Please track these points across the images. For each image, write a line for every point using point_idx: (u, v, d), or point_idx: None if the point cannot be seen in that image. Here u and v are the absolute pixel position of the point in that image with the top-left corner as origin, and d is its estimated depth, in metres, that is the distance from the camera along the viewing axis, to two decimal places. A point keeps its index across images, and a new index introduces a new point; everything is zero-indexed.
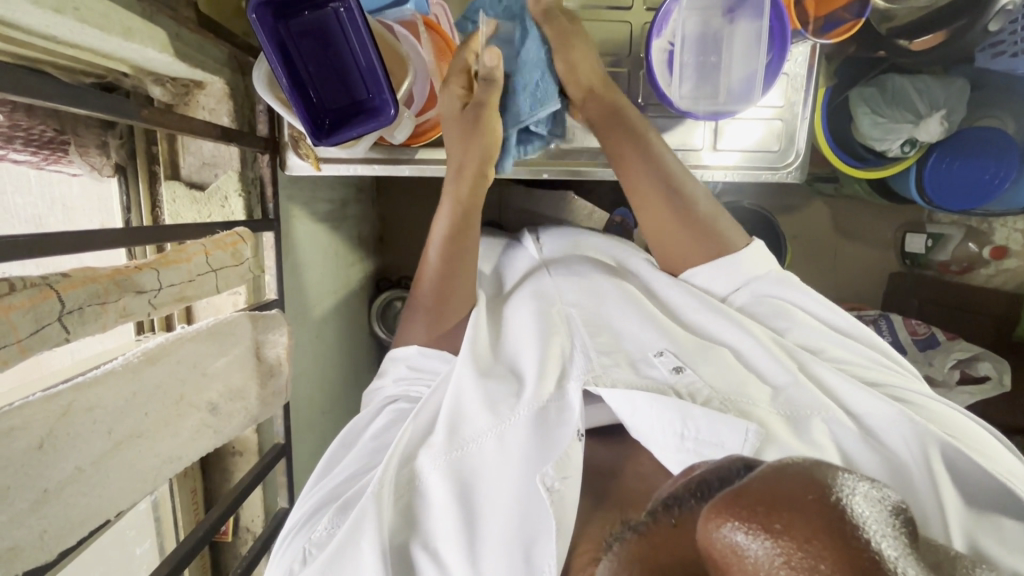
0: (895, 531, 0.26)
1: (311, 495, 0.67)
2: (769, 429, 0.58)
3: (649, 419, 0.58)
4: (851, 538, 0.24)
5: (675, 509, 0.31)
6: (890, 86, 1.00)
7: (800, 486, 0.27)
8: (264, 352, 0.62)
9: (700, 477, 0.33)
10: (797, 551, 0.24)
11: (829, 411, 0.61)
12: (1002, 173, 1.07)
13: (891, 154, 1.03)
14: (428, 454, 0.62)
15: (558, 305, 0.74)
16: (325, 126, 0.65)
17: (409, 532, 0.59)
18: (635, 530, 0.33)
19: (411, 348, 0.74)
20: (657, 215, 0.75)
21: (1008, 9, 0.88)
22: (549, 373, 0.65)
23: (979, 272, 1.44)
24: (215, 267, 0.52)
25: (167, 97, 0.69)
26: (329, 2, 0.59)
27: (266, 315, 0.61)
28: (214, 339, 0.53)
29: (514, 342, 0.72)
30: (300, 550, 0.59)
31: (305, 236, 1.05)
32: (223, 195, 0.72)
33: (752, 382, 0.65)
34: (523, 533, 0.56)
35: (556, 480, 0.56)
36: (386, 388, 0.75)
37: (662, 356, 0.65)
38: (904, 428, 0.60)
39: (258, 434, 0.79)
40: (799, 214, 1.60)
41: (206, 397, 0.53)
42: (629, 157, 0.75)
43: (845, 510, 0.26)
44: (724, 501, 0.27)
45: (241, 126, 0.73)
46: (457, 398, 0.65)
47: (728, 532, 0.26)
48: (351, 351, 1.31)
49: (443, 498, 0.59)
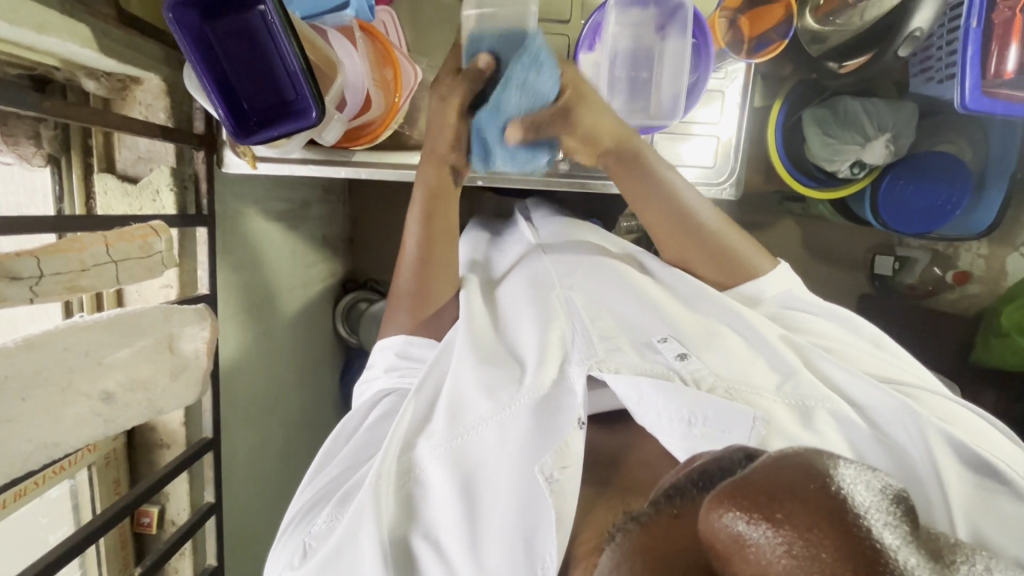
0: (896, 520, 0.26)
1: (311, 484, 0.71)
2: (777, 420, 0.59)
3: (655, 408, 0.59)
4: (852, 526, 0.25)
5: (677, 500, 0.32)
6: (841, 107, 1.03)
7: (803, 475, 0.27)
8: (178, 345, 0.61)
9: (702, 467, 0.33)
10: (798, 539, 0.25)
11: (835, 403, 0.62)
12: (954, 201, 1.09)
13: (841, 176, 1.04)
14: (427, 443, 0.65)
15: (557, 288, 0.75)
16: (248, 125, 0.66)
17: (409, 522, 0.63)
18: (639, 520, 0.33)
19: (396, 339, 0.77)
20: (692, 257, 0.77)
21: (918, 35, 0.84)
22: (550, 360, 0.66)
23: (944, 296, 1.47)
24: (117, 259, 0.52)
25: (103, 91, 0.69)
26: (255, 4, 0.60)
27: (182, 309, 0.62)
28: (114, 329, 0.54)
29: (514, 329, 0.74)
30: (300, 544, 0.65)
31: (260, 233, 1.05)
32: (155, 189, 0.73)
33: (756, 369, 0.65)
34: (527, 523, 0.59)
35: (556, 470, 0.58)
36: (378, 380, 0.76)
37: (666, 341, 0.66)
38: (906, 418, 0.59)
39: (186, 427, 0.80)
40: (770, 232, 1.60)
41: (100, 386, 0.53)
42: (660, 203, 0.75)
43: (845, 500, 0.26)
44: (726, 489, 0.27)
45: (179, 123, 0.74)
46: (458, 389, 0.68)
47: (729, 521, 0.26)
48: (311, 350, 1.31)
49: (443, 486, 0.62)
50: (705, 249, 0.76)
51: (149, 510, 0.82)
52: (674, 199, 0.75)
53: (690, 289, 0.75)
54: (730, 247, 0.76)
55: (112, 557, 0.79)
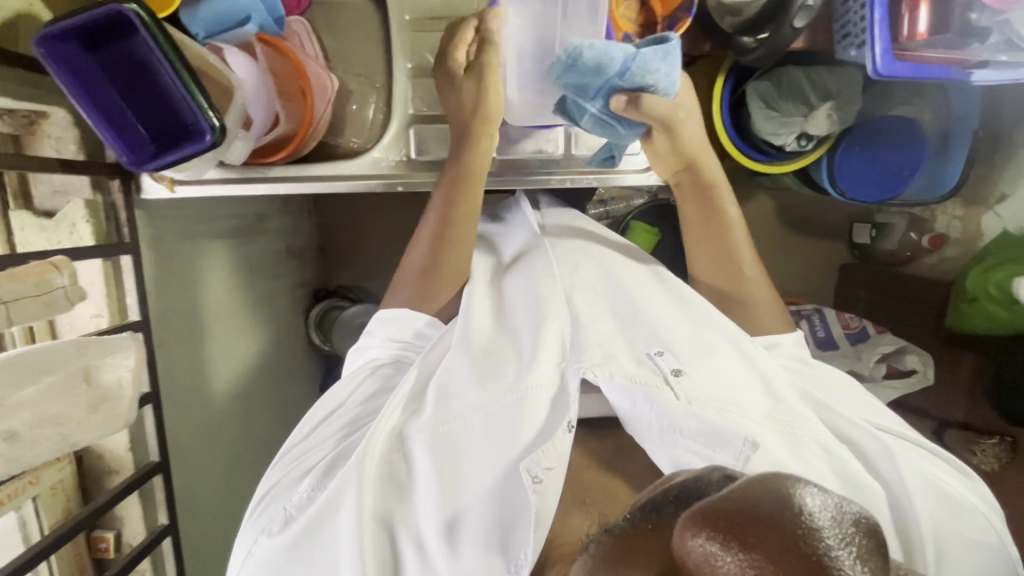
0: (850, 538, 0.29)
1: (284, 462, 0.72)
2: (766, 446, 0.62)
3: (648, 423, 0.63)
4: (807, 546, 0.28)
5: (653, 515, 0.35)
6: (783, 79, 1.01)
7: (768, 499, 0.30)
8: (96, 376, 0.64)
9: (680, 486, 0.37)
10: (762, 561, 0.28)
11: (823, 430, 0.66)
12: (910, 167, 1.08)
13: (790, 148, 1.03)
14: (417, 427, 0.66)
15: (557, 287, 0.76)
16: (146, 152, 0.65)
17: (394, 504, 0.63)
18: (613, 532, 0.37)
19: (400, 314, 0.78)
20: (707, 271, 0.83)
21: None
22: (546, 354, 0.69)
23: (922, 261, 1.43)
24: (7, 299, 0.53)
25: (9, 128, 0.70)
26: (137, 30, 0.60)
27: (99, 340, 0.65)
28: (16, 368, 0.56)
29: (513, 328, 0.76)
30: (280, 512, 0.65)
31: (207, 252, 1.06)
32: (71, 222, 0.73)
33: (750, 388, 0.68)
34: (505, 520, 0.61)
35: (541, 471, 0.59)
36: (374, 350, 0.78)
37: (662, 356, 0.68)
38: (890, 460, 0.65)
39: (132, 452, 0.82)
40: (743, 208, 1.59)
41: (5, 424, 0.54)
42: (710, 223, 0.81)
43: (802, 520, 0.29)
44: (699, 513, 0.30)
45: (92, 153, 0.74)
46: (453, 378, 0.70)
47: (699, 542, 0.29)
48: (280, 363, 1.32)
49: (425, 469, 0.63)
50: (731, 272, 0.81)
51: (105, 536, 0.83)
52: (722, 223, 0.81)
53: (693, 301, 0.76)
54: (749, 283, 0.81)
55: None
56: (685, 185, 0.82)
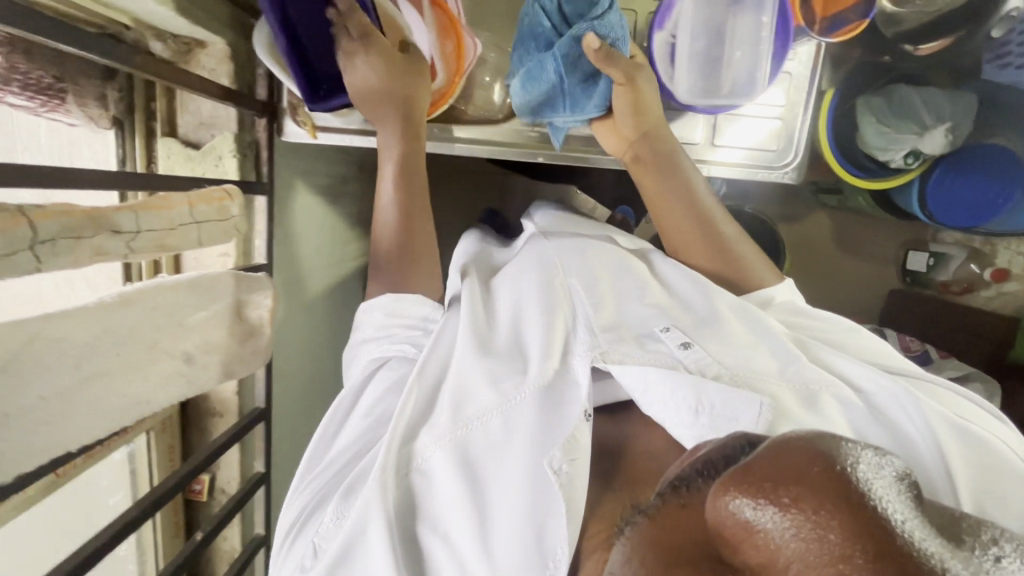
0: (902, 497, 0.25)
1: (307, 484, 0.67)
2: (782, 404, 0.56)
3: (662, 398, 0.56)
4: (859, 505, 0.23)
5: (683, 490, 0.30)
6: (896, 95, 1.02)
7: (807, 456, 0.25)
8: (245, 312, 0.63)
9: (706, 457, 0.31)
10: (809, 522, 0.23)
11: (839, 389, 0.59)
12: (1007, 194, 1.05)
13: (894, 165, 1.04)
14: (430, 434, 0.60)
15: (561, 276, 0.70)
16: (321, 91, 0.71)
17: (414, 514, 0.59)
18: (646, 513, 0.31)
19: (383, 302, 0.71)
20: (697, 251, 0.77)
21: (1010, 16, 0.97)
22: (554, 350, 0.62)
23: (978, 294, 1.42)
24: (198, 219, 0.54)
25: (168, 53, 0.70)
26: None
27: (252, 276, 0.63)
28: (194, 289, 0.55)
29: (512, 311, 0.69)
30: (310, 545, 0.61)
31: (301, 206, 1.04)
32: (218, 155, 0.74)
33: (760, 356, 0.62)
34: (538, 512, 0.54)
35: (564, 462, 0.53)
36: (368, 351, 0.70)
37: (668, 331, 0.63)
38: (908, 403, 0.57)
39: (238, 395, 0.81)
40: (802, 224, 1.61)
41: (181, 346, 0.54)
42: (678, 191, 0.77)
43: (850, 479, 0.24)
44: (733, 474, 0.25)
45: (241, 89, 0.75)
46: (461, 378, 0.63)
47: (737, 507, 0.24)
48: (342, 329, 1.32)
49: (449, 479, 0.58)
50: (717, 248, 0.76)
51: (200, 477, 0.83)
52: (692, 195, 0.78)
53: (689, 280, 0.71)
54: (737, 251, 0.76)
55: (167, 539, 0.82)
56: (643, 157, 0.78)
